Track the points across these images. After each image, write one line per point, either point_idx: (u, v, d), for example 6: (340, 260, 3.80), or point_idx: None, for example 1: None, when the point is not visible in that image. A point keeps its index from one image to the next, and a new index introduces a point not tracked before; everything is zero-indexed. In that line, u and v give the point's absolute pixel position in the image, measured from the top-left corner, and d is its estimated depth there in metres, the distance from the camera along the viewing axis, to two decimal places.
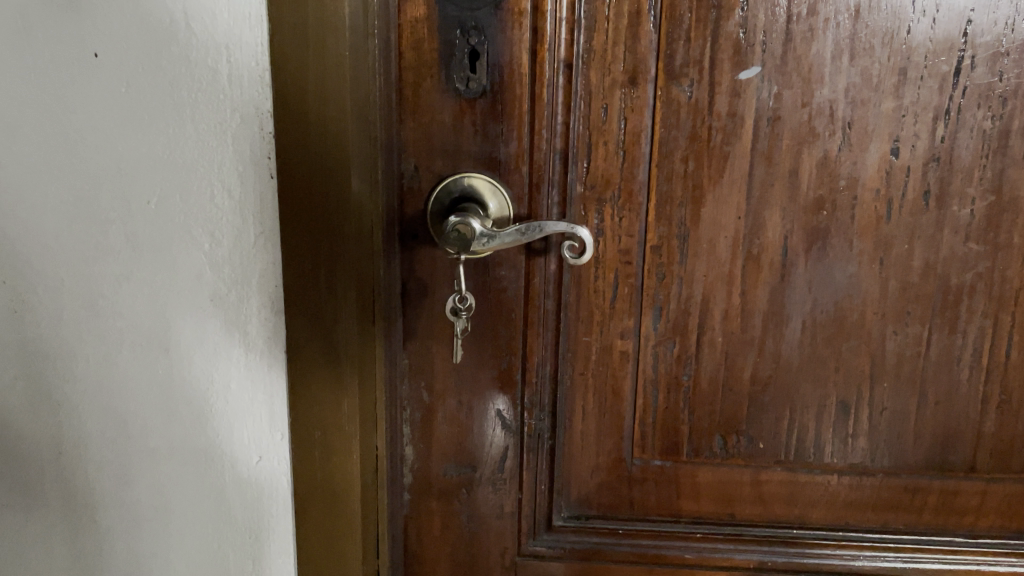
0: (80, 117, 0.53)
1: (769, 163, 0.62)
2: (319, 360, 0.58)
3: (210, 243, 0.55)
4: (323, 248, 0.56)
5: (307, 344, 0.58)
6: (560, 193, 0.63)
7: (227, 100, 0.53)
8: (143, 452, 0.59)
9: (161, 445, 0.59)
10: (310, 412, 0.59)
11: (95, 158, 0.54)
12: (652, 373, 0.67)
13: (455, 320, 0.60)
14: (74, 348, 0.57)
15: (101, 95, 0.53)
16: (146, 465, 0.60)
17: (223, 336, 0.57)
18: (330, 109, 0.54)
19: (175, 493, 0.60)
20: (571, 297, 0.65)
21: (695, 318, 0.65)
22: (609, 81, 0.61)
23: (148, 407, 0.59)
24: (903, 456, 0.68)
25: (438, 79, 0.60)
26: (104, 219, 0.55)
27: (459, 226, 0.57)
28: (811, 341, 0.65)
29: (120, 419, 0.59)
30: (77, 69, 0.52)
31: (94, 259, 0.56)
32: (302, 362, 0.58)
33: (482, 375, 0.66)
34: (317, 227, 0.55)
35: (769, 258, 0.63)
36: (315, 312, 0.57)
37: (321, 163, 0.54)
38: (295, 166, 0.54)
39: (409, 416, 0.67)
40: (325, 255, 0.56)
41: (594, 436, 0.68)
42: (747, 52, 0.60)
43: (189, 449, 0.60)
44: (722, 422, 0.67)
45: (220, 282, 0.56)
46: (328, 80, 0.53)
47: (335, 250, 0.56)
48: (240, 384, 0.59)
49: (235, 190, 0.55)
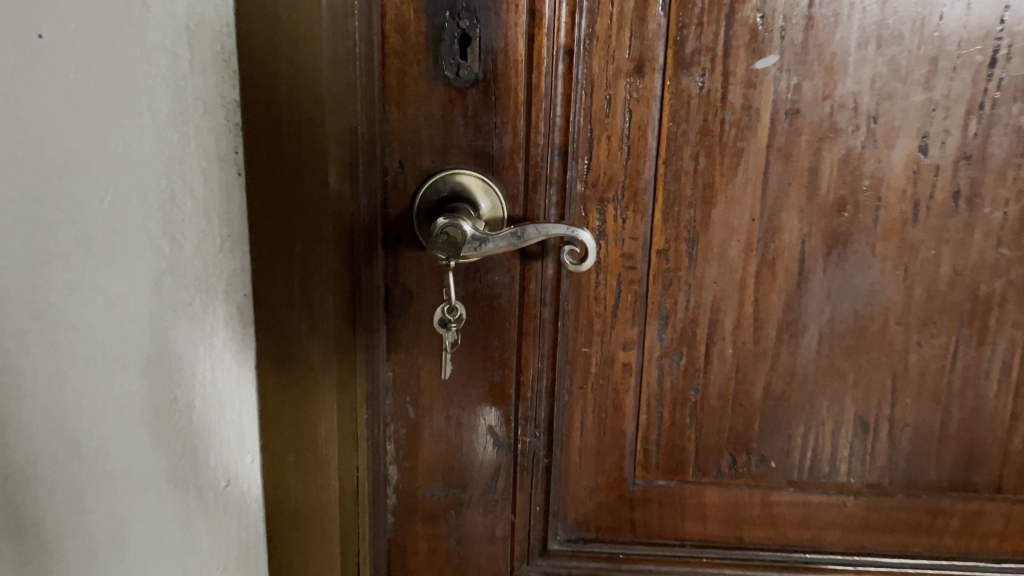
0: (26, 108, 0.43)
1: (786, 161, 0.57)
2: (293, 371, 0.53)
3: (171, 248, 0.49)
4: (293, 253, 0.51)
5: (279, 354, 0.53)
6: (558, 192, 0.58)
7: (189, 88, 0.47)
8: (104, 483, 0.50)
9: (119, 468, 0.50)
10: (287, 425, 0.55)
11: (41, 151, 0.44)
12: (656, 387, 0.61)
13: (444, 332, 0.53)
14: (20, 360, 0.46)
15: (48, 82, 0.43)
16: (102, 494, 0.50)
17: (185, 349, 0.51)
18: (305, 104, 0.49)
19: (137, 527, 0.51)
20: (570, 305, 0.60)
21: (704, 328, 0.60)
22: (613, 70, 0.55)
23: (99, 428, 0.49)
24: (924, 475, 0.63)
25: (425, 67, 0.54)
26: (53, 219, 0.45)
27: (450, 229, 0.52)
28: (829, 352, 0.60)
29: (71, 442, 0.48)
30: (20, 55, 0.42)
31: (42, 261, 0.45)
32: (273, 370, 0.53)
33: (472, 389, 0.61)
34: (290, 222, 0.51)
35: (785, 263, 0.58)
36: (287, 315, 0.52)
37: (293, 163, 0.50)
38: (267, 156, 0.50)
39: (393, 433, 0.62)
40: (300, 252, 0.51)
41: (593, 454, 0.63)
42: (764, 39, 0.54)
43: (154, 474, 0.52)
44: (731, 440, 0.62)
45: (183, 291, 0.50)
46: (303, 64, 0.49)
47: (311, 246, 0.51)
48: (205, 401, 0.53)
49: (199, 188, 0.49)
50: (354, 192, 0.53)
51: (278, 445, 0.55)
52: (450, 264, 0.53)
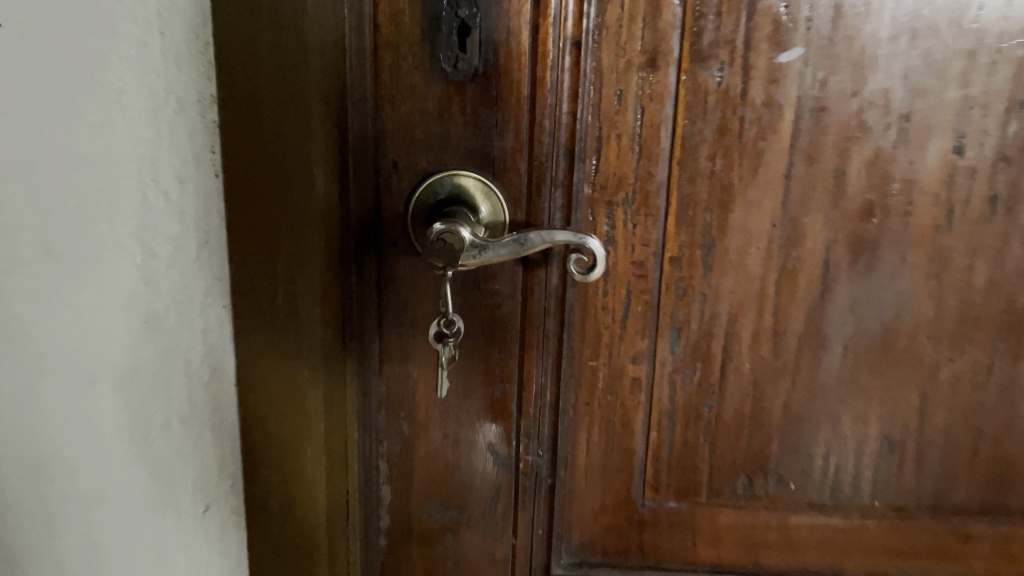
0: None
1: (811, 162, 0.52)
2: (278, 390, 0.49)
3: (143, 255, 0.45)
4: (277, 263, 0.47)
5: (264, 373, 0.49)
6: (564, 195, 0.54)
7: (159, 82, 0.44)
8: (85, 517, 0.45)
9: (93, 499, 0.45)
10: (271, 450, 0.50)
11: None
12: (668, 403, 0.58)
13: (440, 347, 0.49)
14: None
15: (6, 72, 0.38)
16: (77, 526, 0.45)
17: (161, 364, 0.47)
18: (289, 98, 0.45)
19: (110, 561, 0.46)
20: (576, 316, 0.56)
21: (720, 342, 0.56)
22: (624, 63, 0.51)
23: (69, 463, 0.44)
24: (952, 498, 0.59)
25: (421, 59, 0.50)
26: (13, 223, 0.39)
27: (446, 235, 0.48)
28: (853, 367, 0.56)
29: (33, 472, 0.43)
30: None
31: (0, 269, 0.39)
32: (259, 391, 0.49)
33: (471, 405, 0.57)
34: (274, 232, 0.46)
35: (807, 272, 0.54)
36: (271, 329, 0.48)
37: (277, 163, 0.45)
38: (247, 162, 0.45)
39: (386, 452, 0.58)
40: (284, 263, 0.47)
41: (600, 474, 0.59)
42: (788, 31, 0.50)
43: (132, 502, 0.47)
44: (747, 460, 0.58)
45: (157, 302, 0.46)
46: (287, 58, 0.44)
47: (296, 256, 0.47)
48: (183, 421, 0.49)
49: (173, 191, 0.45)
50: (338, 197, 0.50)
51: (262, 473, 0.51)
52: (446, 274, 0.49)
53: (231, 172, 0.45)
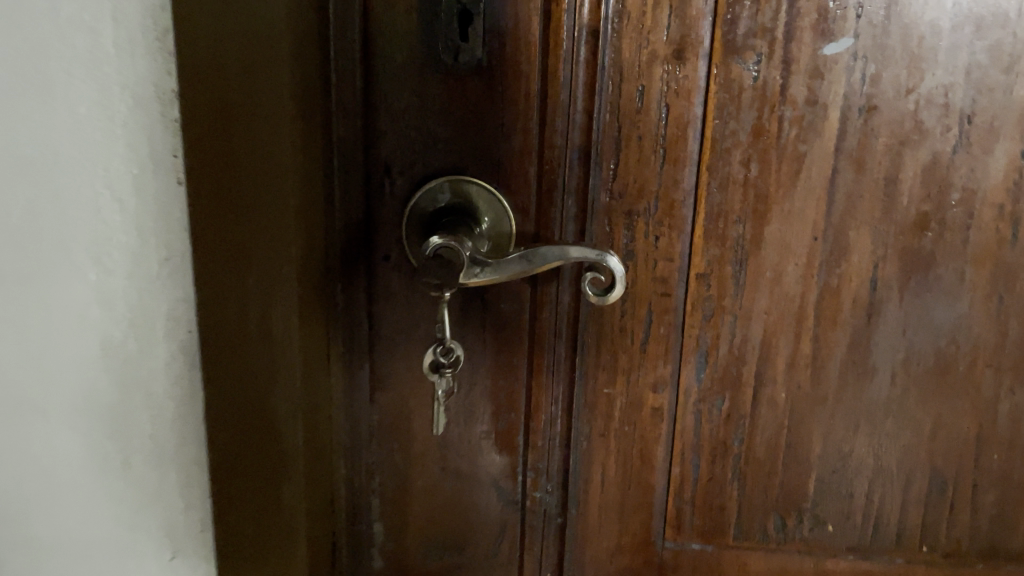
0: None
1: (858, 168, 0.46)
2: (256, 430, 0.44)
3: (96, 272, 0.40)
4: (250, 280, 0.41)
5: (236, 407, 0.43)
6: (577, 204, 0.47)
7: (112, 72, 0.37)
8: (45, 537, 0.43)
9: (48, 524, 0.43)
10: (247, 494, 0.44)
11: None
12: (692, 436, 0.52)
13: (436, 381, 0.42)
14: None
15: None
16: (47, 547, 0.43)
17: (118, 396, 0.42)
18: (260, 97, 0.40)
19: None
20: (590, 339, 0.50)
21: (752, 369, 0.50)
22: (648, 55, 0.45)
23: (28, 480, 0.42)
24: (1010, 544, 0.53)
25: (417, 50, 0.45)
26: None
27: (445, 250, 0.42)
28: (902, 398, 0.50)
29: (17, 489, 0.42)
30: None
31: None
32: (233, 433, 0.43)
33: (473, 437, 0.51)
34: (247, 252, 0.41)
35: (852, 292, 0.48)
36: (246, 365, 0.42)
37: (251, 176, 0.41)
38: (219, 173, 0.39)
39: (378, 486, 0.52)
40: (258, 286, 0.42)
41: (616, 512, 0.53)
42: (835, 18, 0.44)
43: (86, 533, 0.43)
44: (780, 498, 0.52)
45: (112, 326, 0.40)
46: (266, 60, 0.40)
47: (271, 278, 0.42)
48: (146, 461, 0.43)
49: (128, 200, 0.39)
50: (314, 205, 0.45)
51: (234, 524, 0.44)
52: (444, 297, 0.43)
53: (196, 179, 0.39)
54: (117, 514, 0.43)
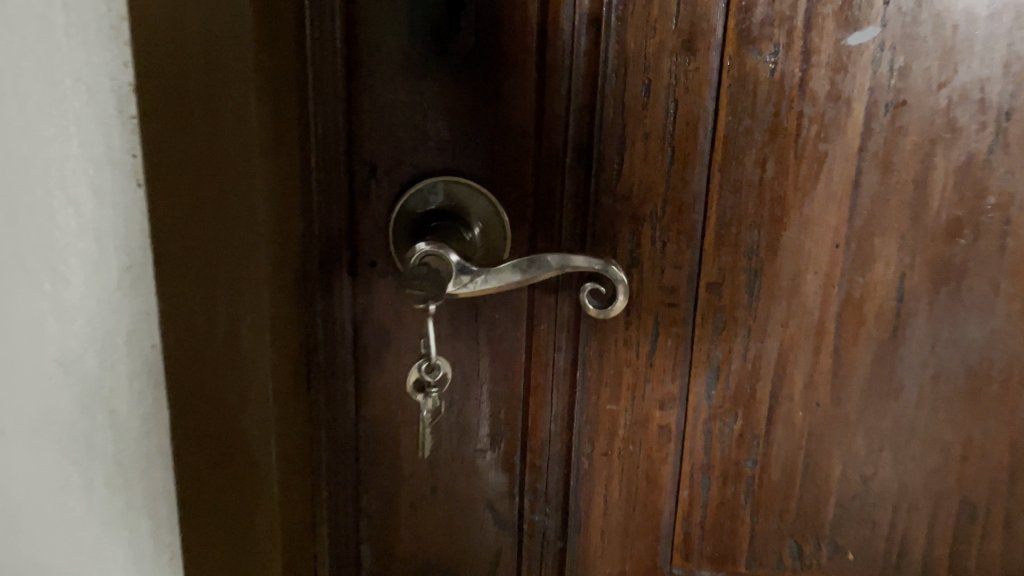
0: None
1: (885, 169, 0.42)
2: (219, 457, 0.40)
3: (52, 281, 0.36)
4: (214, 300, 0.37)
5: (205, 430, 0.39)
6: (577, 207, 0.44)
7: (65, 65, 0.34)
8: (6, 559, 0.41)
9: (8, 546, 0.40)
10: (216, 528, 0.41)
11: None
12: (703, 457, 0.48)
13: (423, 400, 0.38)
14: None
15: None
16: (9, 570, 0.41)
17: (78, 414, 0.38)
18: (222, 98, 0.34)
19: None
20: (592, 353, 0.46)
21: (767, 386, 0.46)
22: (655, 46, 0.41)
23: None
24: None
25: (404, 39, 0.41)
26: None
27: (430, 258, 0.39)
28: (930, 417, 0.46)
29: None
30: None
31: None
32: (197, 457, 0.40)
33: (466, 454, 0.48)
34: (205, 264, 0.36)
35: (876, 304, 0.44)
36: (207, 386, 0.38)
37: (212, 182, 0.35)
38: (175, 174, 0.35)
39: (365, 508, 0.49)
40: (220, 305, 0.37)
41: (620, 536, 0.50)
42: (860, 6, 0.40)
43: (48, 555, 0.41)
44: (797, 524, 0.49)
45: (70, 339, 0.37)
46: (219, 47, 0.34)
47: (235, 300, 0.37)
48: (109, 481, 0.40)
49: (85, 204, 0.36)
50: (294, 215, 0.40)
51: (200, 555, 0.41)
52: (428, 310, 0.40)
53: (157, 184, 0.36)
54: (81, 536, 0.41)
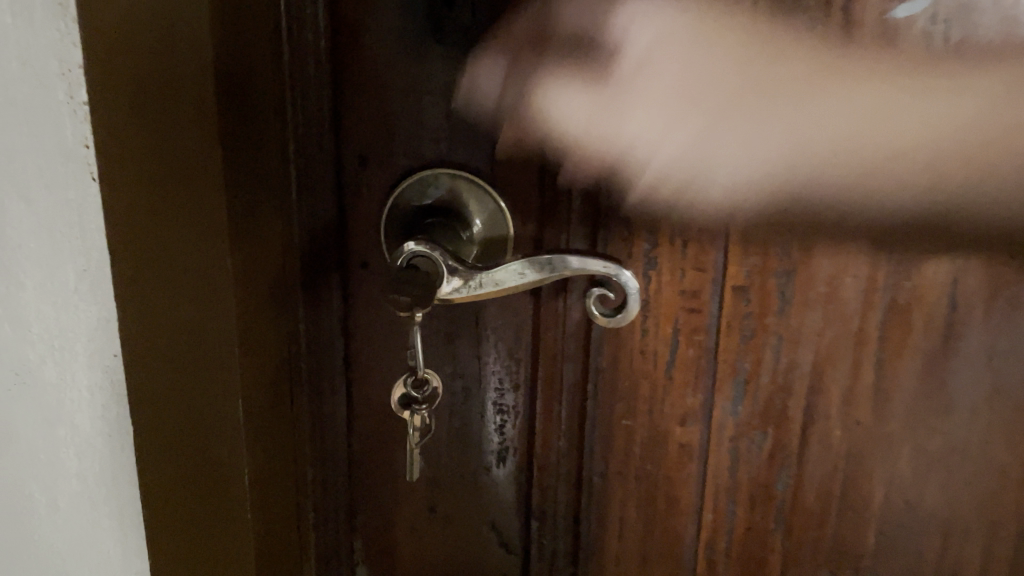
0: None
1: (938, 160, 0.37)
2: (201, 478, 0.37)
3: (9, 283, 0.34)
4: (186, 313, 0.34)
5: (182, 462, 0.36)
6: (586, 203, 0.40)
7: (8, 44, 0.30)
8: None
9: None
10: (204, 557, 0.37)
11: None
12: (727, 478, 0.43)
13: (410, 416, 0.35)
14: None
15: None
16: None
17: (40, 427, 0.36)
18: (182, 96, 0.33)
19: None
20: (604, 362, 0.42)
21: (800, 402, 0.41)
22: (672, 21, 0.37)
23: None
24: None
25: (393, 20, 0.38)
26: None
27: (416, 259, 0.35)
28: (988, 442, 0.40)
29: None
30: None
31: None
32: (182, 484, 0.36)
33: (468, 472, 0.45)
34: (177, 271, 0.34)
35: (926, 313, 0.39)
36: (189, 401, 0.35)
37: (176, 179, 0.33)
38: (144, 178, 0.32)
39: (362, 525, 0.46)
40: (195, 310, 0.35)
41: (637, 563, 0.46)
42: None
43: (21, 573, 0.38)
44: (834, 556, 0.44)
45: (28, 346, 0.35)
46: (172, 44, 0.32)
47: (204, 298, 0.35)
48: (73, 501, 0.37)
49: (36, 199, 0.32)
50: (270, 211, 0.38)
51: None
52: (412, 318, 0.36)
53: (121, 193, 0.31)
54: (48, 557, 0.38)
